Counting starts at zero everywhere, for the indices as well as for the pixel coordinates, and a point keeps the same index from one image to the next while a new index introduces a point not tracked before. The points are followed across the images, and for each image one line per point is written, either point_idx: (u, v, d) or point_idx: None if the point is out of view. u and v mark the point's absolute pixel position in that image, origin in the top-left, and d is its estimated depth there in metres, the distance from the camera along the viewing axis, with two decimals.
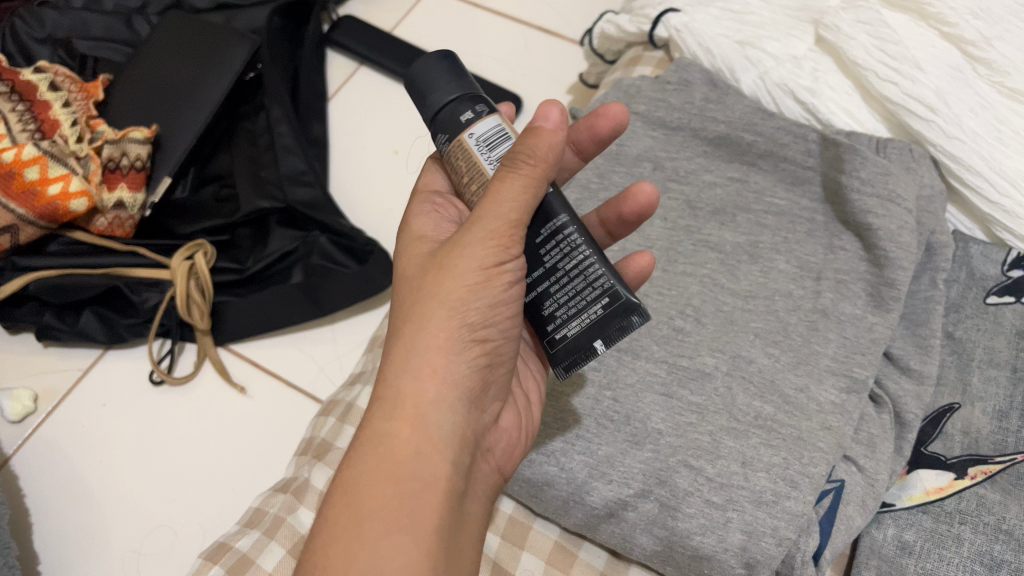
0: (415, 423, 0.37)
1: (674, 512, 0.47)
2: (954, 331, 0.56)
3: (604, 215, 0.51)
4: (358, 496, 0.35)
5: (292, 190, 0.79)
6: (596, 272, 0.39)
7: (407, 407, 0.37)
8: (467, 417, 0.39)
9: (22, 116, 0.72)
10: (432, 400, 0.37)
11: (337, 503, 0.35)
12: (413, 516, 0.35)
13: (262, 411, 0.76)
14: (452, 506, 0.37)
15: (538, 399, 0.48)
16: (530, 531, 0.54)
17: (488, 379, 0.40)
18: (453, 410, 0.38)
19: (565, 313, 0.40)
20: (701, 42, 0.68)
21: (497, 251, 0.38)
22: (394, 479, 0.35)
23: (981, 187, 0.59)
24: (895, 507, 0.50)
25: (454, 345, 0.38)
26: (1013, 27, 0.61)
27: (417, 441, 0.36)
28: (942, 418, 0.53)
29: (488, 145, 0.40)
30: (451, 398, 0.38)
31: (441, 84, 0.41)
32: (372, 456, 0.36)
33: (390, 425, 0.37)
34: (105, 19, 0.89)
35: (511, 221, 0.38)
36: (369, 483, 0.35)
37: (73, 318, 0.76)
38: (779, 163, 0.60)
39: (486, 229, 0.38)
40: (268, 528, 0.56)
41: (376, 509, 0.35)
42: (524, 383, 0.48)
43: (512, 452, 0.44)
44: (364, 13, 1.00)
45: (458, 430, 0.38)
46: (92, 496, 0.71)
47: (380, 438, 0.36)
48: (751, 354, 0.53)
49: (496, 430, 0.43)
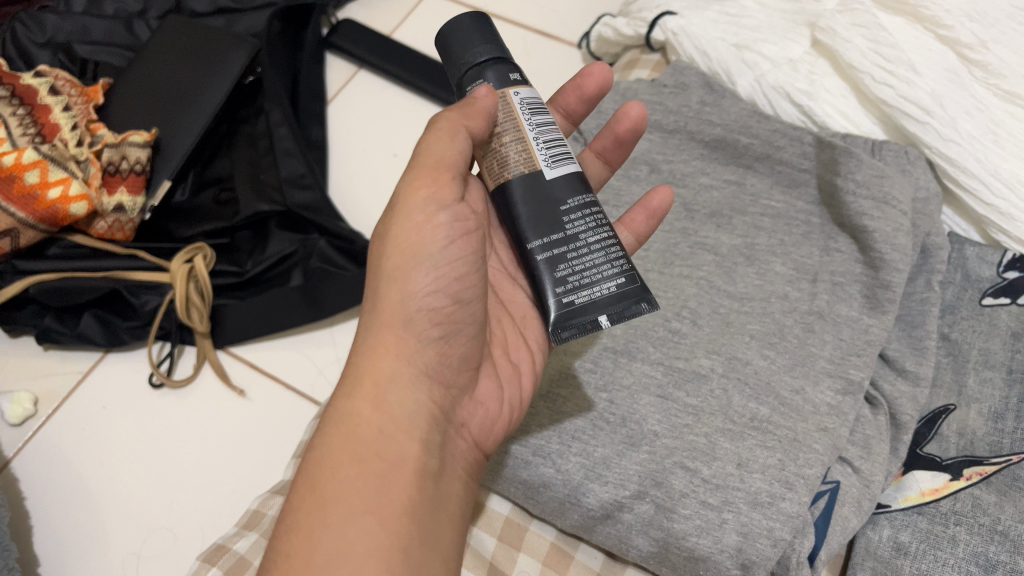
0: (372, 398, 0.40)
1: (670, 513, 0.47)
2: (950, 333, 0.56)
3: (600, 147, 0.53)
4: (320, 472, 0.38)
5: (291, 193, 0.79)
6: (618, 252, 0.40)
7: (365, 383, 0.40)
8: (430, 393, 0.41)
9: (22, 120, 0.73)
10: (387, 374, 0.40)
11: (307, 484, 0.37)
12: (372, 489, 0.37)
13: (262, 414, 0.76)
14: (421, 480, 0.38)
15: (529, 373, 0.48)
16: (527, 532, 0.54)
17: (452, 353, 0.42)
18: (409, 382, 0.41)
19: (577, 279, 0.40)
20: (697, 45, 0.68)
21: (427, 199, 0.42)
22: (353, 453, 0.38)
23: (976, 189, 0.59)
24: (891, 508, 0.51)
25: (404, 318, 0.41)
26: (1010, 30, 0.61)
27: (376, 414, 0.39)
28: (937, 419, 0.53)
29: (529, 107, 0.41)
30: (404, 371, 0.41)
31: (474, 45, 0.41)
32: (333, 433, 0.39)
33: (349, 403, 0.40)
34: (106, 24, 0.89)
35: (440, 166, 0.42)
36: (331, 457, 0.38)
37: (73, 321, 0.76)
38: (775, 166, 0.60)
39: (424, 184, 0.42)
40: (266, 530, 0.57)
41: (337, 482, 0.37)
42: (513, 355, 0.47)
43: (491, 426, 0.45)
44: (364, 16, 1.01)
45: (417, 401, 0.40)
46: (91, 499, 0.71)
47: (342, 416, 0.39)
48: (747, 356, 0.53)
49: (471, 404, 0.44)
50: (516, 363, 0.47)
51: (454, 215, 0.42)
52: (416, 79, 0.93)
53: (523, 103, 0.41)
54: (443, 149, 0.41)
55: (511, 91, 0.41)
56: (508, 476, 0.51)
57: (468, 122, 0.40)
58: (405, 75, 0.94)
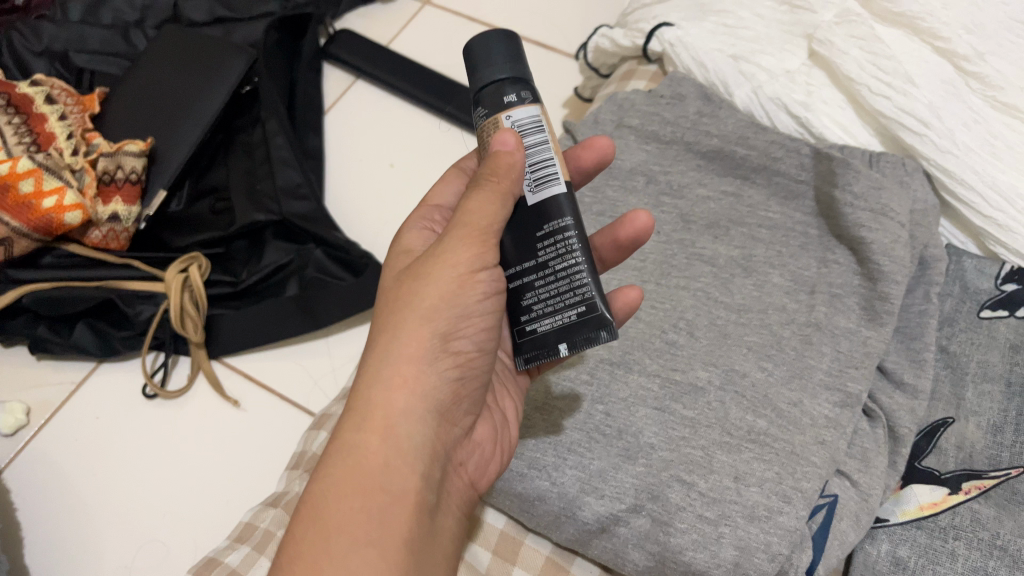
0: (384, 434, 0.38)
1: (667, 527, 0.47)
2: (949, 346, 0.56)
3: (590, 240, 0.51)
4: (325, 507, 0.36)
5: (287, 203, 0.79)
6: (582, 280, 0.39)
7: (378, 417, 0.38)
8: (438, 431, 0.40)
9: (18, 129, 0.73)
10: (401, 411, 0.39)
11: (309, 521, 0.36)
12: (380, 533, 0.36)
13: (257, 426, 0.75)
14: (420, 518, 0.38)
15: (514, 416, 0.49)
16: (523, 546, 0.53)
17: (461, 393, 0.42)
18: (423, 422, 0.39)
19: (542, 308, 0.40)
20: (694, 56, 0.68)
21: (468, 259, 0.40)
22: (362, 492, 0.36)
23: (974, 201, 0.58)
24: (889, 522, 0.50)
25: (425, 355, 0.39)
26: (1007, 42, 0.62)
27: (387, 453, 0.38)
28: (936, 433, 0.53)
29: (521, 132, 0.40)
30: (420, 409, 0.39)
31: (501, 62, 0.40)
32: (341, 468, 0.37)
33: (359, 436, 0.38)
34: (103, 33, 0.89)
35: (485, 231, 0.40)
36: (337, 492, 0.36)
37: (67, 330, 0.75)
38: (773, 177, 0.60)
39: (462, 239, 0.40)
40: (258, 543, 0.56)
41: (343, 522, 0.36)
42: (501, 402, 0.48)
43: (485, 465, 0.45)
44: (362, 27, 1.01)
45: (426, 443, 0.39)
46: (84, 510, 0.71)
47: (349, 448, 0.38)
48: (744, 368, 0.52)
49: (469, 442, 0.44)
50: (503, 410, 0.48)
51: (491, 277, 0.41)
52: (414, 90, 0.93)
53: (514, 128, 0.40)
54: (491, 217, 0.39)
55: (503, 114, 0.40)
56: (504, 489, 0.51)
57: (511, 185, 0.39)
58: (403, 86, 0.93)
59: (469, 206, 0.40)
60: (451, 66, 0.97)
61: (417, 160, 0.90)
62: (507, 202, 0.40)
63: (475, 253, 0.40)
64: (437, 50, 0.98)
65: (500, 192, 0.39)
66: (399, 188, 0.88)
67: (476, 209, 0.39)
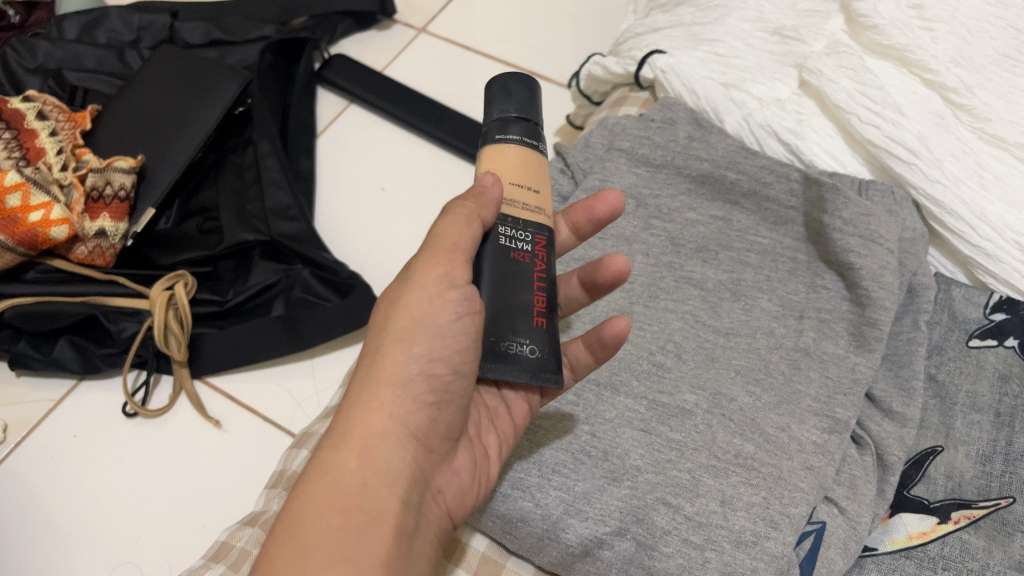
0: (361, 454, 0.38)
1: (652, 551, 0.46)
2: (937, 374, 0.55)
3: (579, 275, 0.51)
4: (299, 522, 0.35)
5: (277, 224, 0.79)
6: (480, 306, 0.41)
7: (356, 437, 0.38)
8: (417, 457, 0.39)
9: (9, 145, 0.74)
10: (380, 432, 0.38)
11: (283, 536, 0.35)
12: (354, 550, 0.35)
13: (238, 447, 0.74)
14: (398, 542, 0.37)
15: (495, 457, 0.46)
16: (504, 569, 0.52)
17: (442, 422, 0.41)
18: (402, 445, 0.39)
19: (528, 330, 0.41)
20: (686, 83, 0.68)
21: (438, 281, 0.40)
22: (339, 509, 0.36)
23: (962, 230, 0.58)
24: (878, 551, 0.49)
25: (402, 378, 0.39)
26: (995, 76, 0.63)
27: (364, 472, 0.37)
28: (924, 461, 0.52)
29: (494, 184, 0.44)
30: (400, 432, 0.39)
31: (504, 104, 0.44)
32: (318, 485, 0.37)
33: (336, 454, 0.37)
34: (98, 52, 0.90)
35: (453, 251, 0.41)
36: (312, 507, 0.36)
37: (48, 347, 0.75)
38: (762, 203, 0.60)
39: (435, 259, 0.41)
40: (233, 562, 0.55)
41: (316, 536, 0.35)
42: (485, 438, 0.46)
43: (463, 498, 0.43)
44: (356, 53, 1.02)
45: (405, 466, 0.38)
46: (57, 530, 0.69)
47: (327, 466, 0.37)
48: (732, 392, 0.52)
49: (449, 474, 0.43)
50: (488, 449, 0.46)
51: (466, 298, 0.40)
52: (407, 115, 0.93)
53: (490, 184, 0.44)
54: (459, 237, 0.40)
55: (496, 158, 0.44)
56: (486, 510, 0.49)
57: (478, 208, 0.41)
58: (396, 111, 0.94)
59: (440, 227, 0.41)
60: (445, 92, 0.98)
61: (409, 185, 0.90)
62: (478, 225, 0.41)
63: (441, 269, 0.40)
64: (431, 77, 0.99)
65: (474, 214, 0.41)
66: (391, 212, 0.88)
67: (446, 230, 0.41)
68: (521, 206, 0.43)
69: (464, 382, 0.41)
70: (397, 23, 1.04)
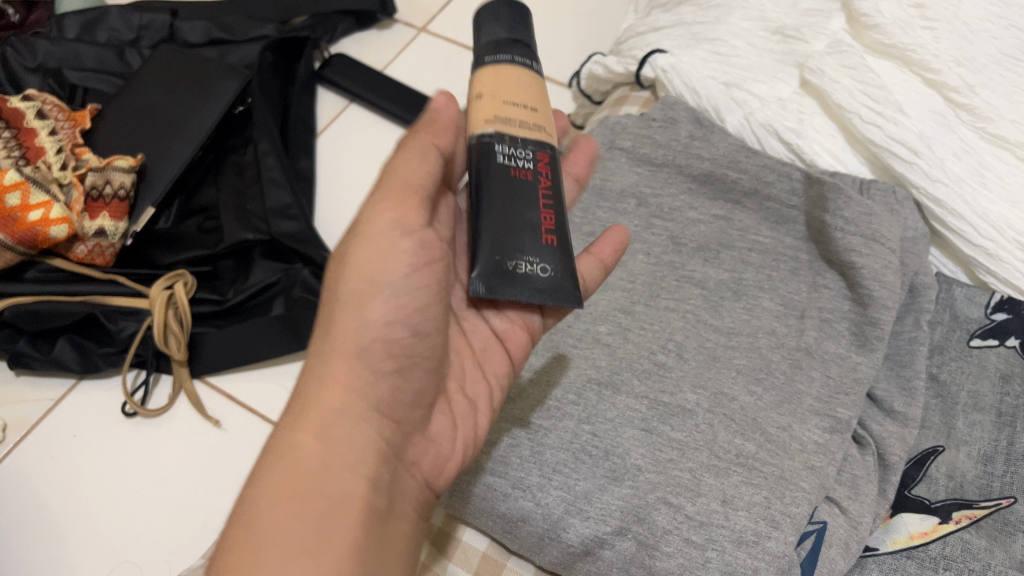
0: (319, 433, 0.36)
1: (652, 551, 0.46)
2: (938, 373, 0.55)
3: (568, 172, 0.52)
4: (256, 508, 0.34)
5: (277, 223, 0.79)
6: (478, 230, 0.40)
7: (312, 416, 0.37)
8: (382, 428, 0.38)
9: (8, 144, 0.74)
10: (338, 409, 0.37)
11: (239, 525, 0.33)
12: (317, 530, 0.33)
13: (238, 446, 0.74)
14: (366, 520, 0.35)
15: (483, 411, 0.45)
16: (505, 569, 0.52)
17: (407, 387, 0.39)
18: (364, 418, 0.37)
19: (531, 250, 0.40)
20: (688, 83, 0.68)
21: (392, 230, 0.39)
22: (299, 491, 0.34)
23: (963, 230, 0.58)
24: (879, 551, 0.49)
25: (357, 349, 0.38)
26: (997, 75, 0.63)
27: (324, 450, 0.36)
28: (926, 461, 0.52)
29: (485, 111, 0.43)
30: (359, 405, 0.38)
31: (493, 29, 0.44)
32: (275, 469, 0.35)
33: (293, 437, 0.36)
34: (98, 51, 0.89)
35: (409, 189, 0.40)
36: (269, 493, 0.34)
37: (48, 347, 0.74)
38: (763, 202, 0.60)
39: (386, 199, 0.40)
40: None
41: (275, 521, 0.33)
42: (467, 394, 0.44)
43: (443, 464, 0.42)
44: (357, 52, 1.02)
45: (368, 440, 0.37)
46: (57, 529, 0.69)
47: (283, 449, 0.36)
48: (733, 392, 0.52)
49: (424, 441, 0.41)
50: (472, 404, 0.44)
51: (416, 244, 0.40)
52: (407, 115, 0.93)
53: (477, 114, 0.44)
54: (416, 173, 0.40)
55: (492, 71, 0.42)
56: (487, 509, 0.49)
57: (436, 137, 0.41)
58: (396, 110, 0.94)
59: (395, 167, 0.41)
60: (445, 92, 0.98)
61: None
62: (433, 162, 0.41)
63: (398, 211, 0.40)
64: (431, 76, 0.99)
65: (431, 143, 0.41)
66: None
67: (402, 168, 0.40)
68: (517, 122, 0.41)
69: (424, 349, 0.40)
70: (398, 22, 1.04)
